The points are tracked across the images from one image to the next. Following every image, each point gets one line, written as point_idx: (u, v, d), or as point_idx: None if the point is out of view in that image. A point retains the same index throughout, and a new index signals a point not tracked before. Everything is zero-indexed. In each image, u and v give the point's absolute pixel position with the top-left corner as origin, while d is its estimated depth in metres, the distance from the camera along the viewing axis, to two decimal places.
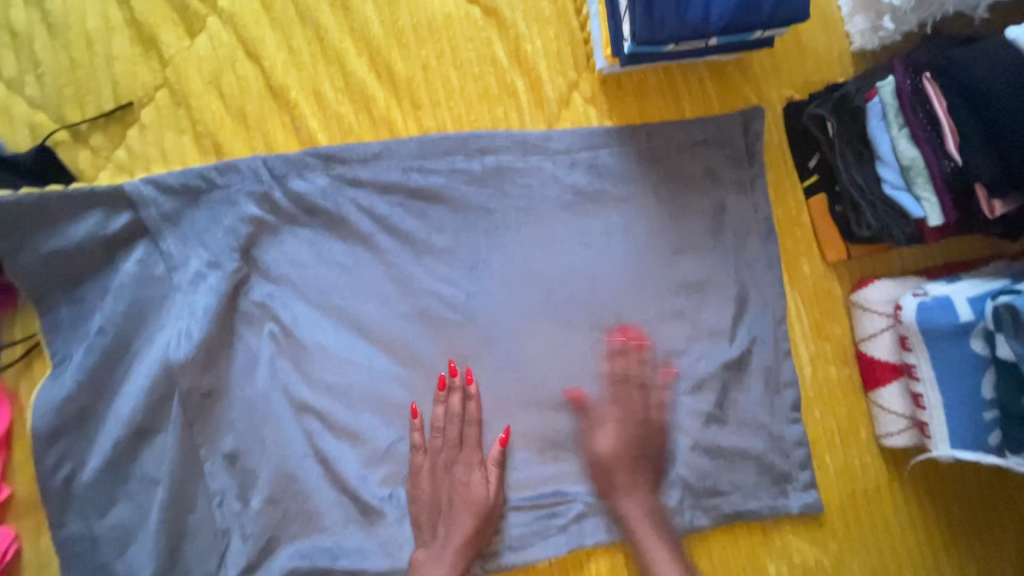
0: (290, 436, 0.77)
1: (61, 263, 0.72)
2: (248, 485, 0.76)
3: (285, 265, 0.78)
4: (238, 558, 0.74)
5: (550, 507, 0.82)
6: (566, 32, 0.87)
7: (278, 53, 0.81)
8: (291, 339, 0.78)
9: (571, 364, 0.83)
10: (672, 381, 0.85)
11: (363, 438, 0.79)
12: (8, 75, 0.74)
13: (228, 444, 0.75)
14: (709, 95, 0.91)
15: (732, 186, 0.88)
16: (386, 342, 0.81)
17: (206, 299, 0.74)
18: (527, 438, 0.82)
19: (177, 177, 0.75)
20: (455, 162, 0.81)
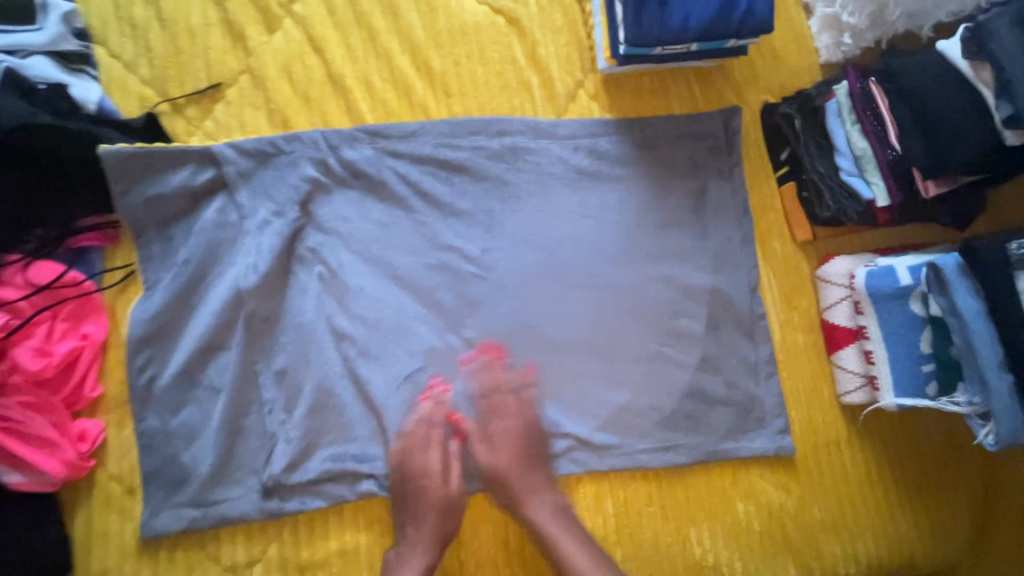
0: (329, 359, 0.92)
1: (157, 206, 0.89)
2: (293, 399, 0.91)
3: (333, 220, 0.95)
4: (281, 458, 0.89)
5: (545, 440, 0.93)
6: (575, 40, 1.04)
7: (338, 48, 0.99)
8: (334, 280, 0.94)
9: (568, 316, 0.97)
10: (654, 335, 0.99)
11: (390, 366, 0.94)
12: (126, 57, 0.93)
13: (280, 363, 0.91)
14: (696, 96, 1.06)
15: (713, 172, 1.03)
16: (415, 290, 0.96)
17: (272, 244, 0.91)
18: (527, 376, 0.95)
19: (253, 143, 0.93)
20: (478, 141, 0.98)
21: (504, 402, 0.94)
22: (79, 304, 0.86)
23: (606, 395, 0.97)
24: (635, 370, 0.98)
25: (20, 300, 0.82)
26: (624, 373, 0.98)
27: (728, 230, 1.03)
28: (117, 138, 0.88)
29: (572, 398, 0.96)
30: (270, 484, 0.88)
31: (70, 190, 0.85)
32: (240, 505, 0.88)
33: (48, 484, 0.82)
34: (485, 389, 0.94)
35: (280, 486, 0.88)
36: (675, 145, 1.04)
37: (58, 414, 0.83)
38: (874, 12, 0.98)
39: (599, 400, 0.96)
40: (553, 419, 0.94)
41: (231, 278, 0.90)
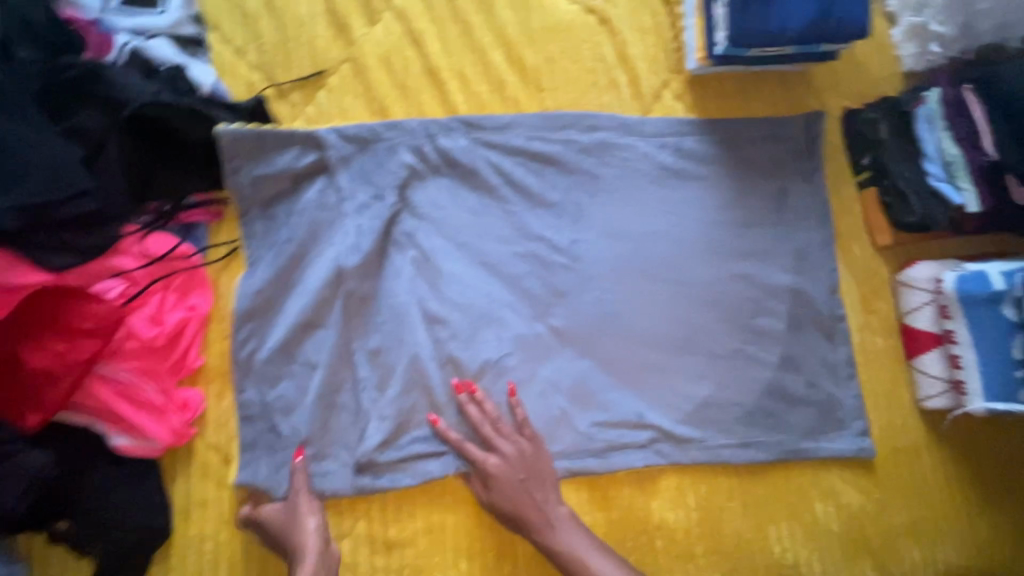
0: (419, 341, 0.93)
1: (264, 185, 0.92)
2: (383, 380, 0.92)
3: (427, 206, 0.97)
4: (374, 437, 0.90)
5: (630, 431, 0.94)
6: (662, 41, 1.06)
7: (435, 41, 1.02)
8: (427, 264, 0.96)
9: (652, 308, 0.98)
10: (736, 331, 1.00)
11: (477, 351, 0.95)
12: (236, 43, 0.97)
13: (373, 343, 0.93)
14: (779, 99, 1.08)
15: (795, 175, 1.05)
16: (504, 277, 0.97)
17: (370, 224, 0.94)
18: (612, 367, 0.96)
19: (354, 128, 0.96)
20: (570, 135, 1.00)
21: (591, 391, 0.95)
22: (189, 277, 0.89)
23: (690, 389, 0.97)
24: (717, 366, 0.99)
25: (136, 269, 0.85)
26: (705, 367, 0.98)
27: (808, 233, 1.04)
28: (233, 119, 0.91)
29: (656, 391, 0.96)
30: (360, 460, 0.89)
31: (187, 167, 0.89)
32: (329, 481, 0.89)
33: (153, 449, 0.84)
34: (570, 377, 0.95)
35: (371, 463, 0.90)
36: (758, 147, 1.05)
37: (166, 381, 0.86)
38: (963, 22, 1.00)
39: (683, 394, 0.97)
40: (638, 411, 0.95)
41: (329, 257, 0.92)
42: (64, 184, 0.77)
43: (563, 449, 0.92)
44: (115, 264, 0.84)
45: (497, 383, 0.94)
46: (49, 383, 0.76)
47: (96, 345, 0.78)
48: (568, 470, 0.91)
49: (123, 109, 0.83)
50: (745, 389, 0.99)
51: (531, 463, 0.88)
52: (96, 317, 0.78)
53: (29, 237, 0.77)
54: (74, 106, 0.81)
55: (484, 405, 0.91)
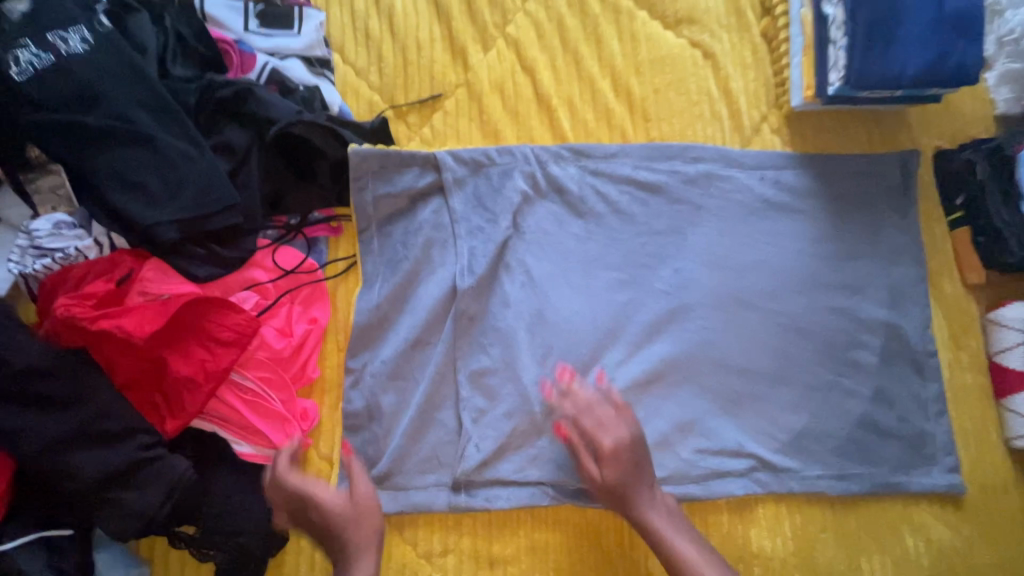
0: (525, 363, 0.95)
1: (386, 204, 0.95)
2: (490, 400, 0.94)
3: (534, 230, 0.99)
4: (474, 457, 0.91)
5: (730, 460, 0.95)
6: (763, 76, 1.08)
7: (546, 70, 1.05)
8: (534, 287, 0.98)
9: (752, 339, 1.00)
10: (833, 365, 1.01)
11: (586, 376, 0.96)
12: (359, 66, 1.00)
13: (482, 361, 0.94)
14: (874, 137, 1.10)
15: (891, 212, 1.07)
16: (608, 301, 0.99)
17: (480, 244, 0.96)
18: (713, 395, 0.98)
19: (469, 152, 0.98)
20: (675, 165, 1.03)
21: (689, 416, 0.96)
22: (312, 291, 0.91)
23: (788, 420, 0.98)
24: (814, 397, 0.99)
25: (267, 281, 0.88)
26: (800, 399, 0.99)
27: (904, 269, 1.05)
28: (358, 139, 0.93)
29: (754, 420, 0.98)
30: (464, 480, 0.91)
31: (314, 183, 0.92)
32: (436, 495, 0.91)
33: (272, 458, 0.85)
34: (674, 403, 0.97)
35: (475, 483, 0.91)
36: (855, 181, 1.07)
37: (287, 392, 0.87)
38: None
39: (782, 424, 0.98)
40: (737, 440, 0.96)
41: (444, 277, 0.96)
42: (214, 200, 0.79)
43: (663, 471, 0.94)
44: (250, 277, 0.87)
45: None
46: (190, 387, 0.78)
47: (233, 354, 0.80)
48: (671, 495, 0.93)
49: (267, 126, 0.87)
50: (842, 422, 0.99)
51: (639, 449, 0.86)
52: (235, 327, 0.80)
53: (184, 249, 0.81)
54: (223, 124, 0.86)
55: (574, 390, 0.91)
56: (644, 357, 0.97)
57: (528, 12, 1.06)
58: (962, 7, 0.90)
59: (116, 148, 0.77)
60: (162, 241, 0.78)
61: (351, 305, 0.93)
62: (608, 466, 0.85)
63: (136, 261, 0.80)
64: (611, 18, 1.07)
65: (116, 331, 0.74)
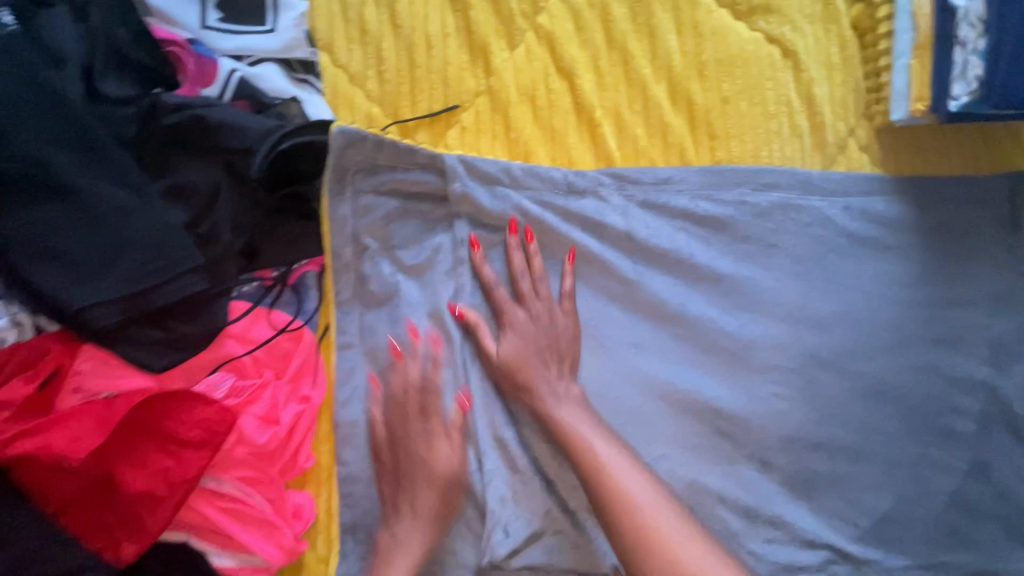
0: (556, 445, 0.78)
1: (382, 233, 0.76)
2: (519, 487, 0.76)
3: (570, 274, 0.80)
4: (503, 544, 0.73)
5: (800, 556, 0.80)
6: (853, 80, 0.88)
7: (586, 72, 0.84)
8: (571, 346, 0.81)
9: (832, 406, 0.83)
10: (924, 434, 0.85)
11: (638, 448, 0.80)
12: (354, 70, 0.79)
13: (509, 434, 0.76)
14: (980, 154, 0.91)
15: (1000, 246, 0.88)
16: (659, 360, 0.82)
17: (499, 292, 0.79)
18: (784, 473, 0.81)
19: (493, 164, 0.78)
20: (743, 194, 0.83)
21: (757, 495, 0.80)
22: (303, 362, 0.73)
23: (873, 498, 0.82)
24: (902, 471, 0.84)
25: (244, 355, 0.69)
26: (885, 475, 0.83)
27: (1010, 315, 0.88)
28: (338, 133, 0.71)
29: (832, 500, 0.82)
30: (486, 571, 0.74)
31: (302, 222, 0.73)
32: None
33: (259, 567, 0.71)
34: (740, 482, 0.81)
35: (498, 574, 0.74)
36: (957, 208, 0.88)
37: (274, 489, 0.71)
38: None
39: (865, 505, 0.82)
40: (813, 528, 0.80)
41: (461, 339, 0.77)
42: (174, 260, 0.62)
43: None
44: (221, 352, 0.69)
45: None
46: (150, 506, 0.62)
47: (203, 458, 0.63)
48: None
49: (243, 159, 0.67)
50: (934, 502, 0.84)
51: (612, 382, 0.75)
52: (203, 424, 0.63)
53: (131, 333, 0.63)
54: (174, 159, 0.66)
55: (529, 257, 0.78)
56: (699, 429, 0.81)
57: None
58: None
59: (33, 208, 0.58)
60: (102, 328, 0.60)
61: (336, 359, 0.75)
62: (512, 338, 0.76)
63: (62, 351, 0.62)
64: (668, 5, 0.86)
65: (44, 451, 0.58)
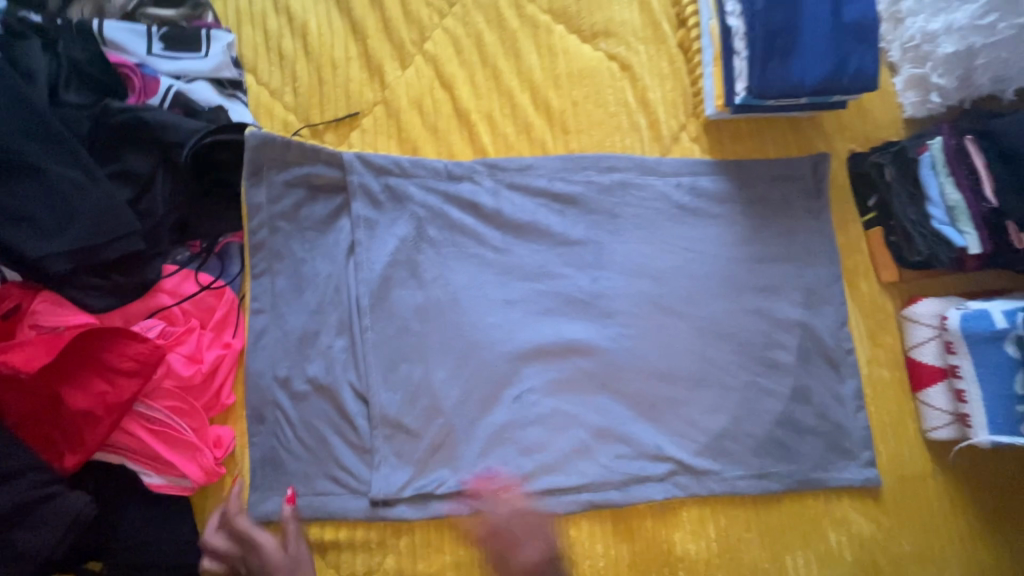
0: (440, 383, 0.95)
1: (292, 212, 0.95)
2: (407, 418, 0.93)
3: (450, 244, 0.99)
4: (389, 474, 0.91)
5: (643, 470, 0.96)
6: (680, 86, 1.11)
7: (465, 86, 1.06)
8: (454, 304, 0.97)
9: (672, 344, 1.02)
10: (751, 368, 1.03)
11: (511, 385, 0.96)
12: (275, 86, 1.00)
13: (406, 369, 0.94)
14: (788, 142, 1.13)
15: (804, 214, 1.09)
16: (527, 312, 0.99)
17: (389, 257, 0.96)
18: (631, 400, 0.99)
19: (383, 158, 0.97)
20: (590, 176, 1.04)
21: (610, 419, 0.97)
22: (225, 315, 0.91)
23: (708, 418, 1.00)
24: (732, 397, 1.02)
25: (175, 306, 0.87)
26: (719, 401, 1.01)
27: (817, 270, 1.08)
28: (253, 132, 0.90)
29: (674, 421, 0.99)
30: (379, 499, 0.90)
31: (226, 203, 0.92)
32: (352, 518, 0.90)
33: (184, 487, 0.85)
34: (596, 410, 0.97)
35: (385, 503, 0.90)
36: (770, 184, 1.09)
37: (199, 420, 0.87)
38: (962, 75, 1.04)
39: (700, 424, 1.00)
40: (657, 444, 0.97)
41: (359, 298, 0.95)
42: (115, 226, 0.80)
43: (583, 478, 0.94)
44: (154, 303, 0.86)
45: (518, 416, 0.96)
46: (90, 422, 0.78)
47: (135, 384, 0.80)
48: (590, 501, 0.94)
49: (176, 150, 0.86)
50: (761, 423, 1.02)
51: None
52: (137, 357, 0.80)
53: (78, 280, 0.80)
54: (118, 151, 0.85)
55: None
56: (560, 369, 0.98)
57: (446, 28, 1.07)
58: (859, 17, 0.94)
59: (3, 185, 0.76)
60: (53, 274, 0.77)
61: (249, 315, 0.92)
62: None
63: (24, 295, 0.81)
64: (529, 33, 1.09)
65: (3, 366, 0.74)
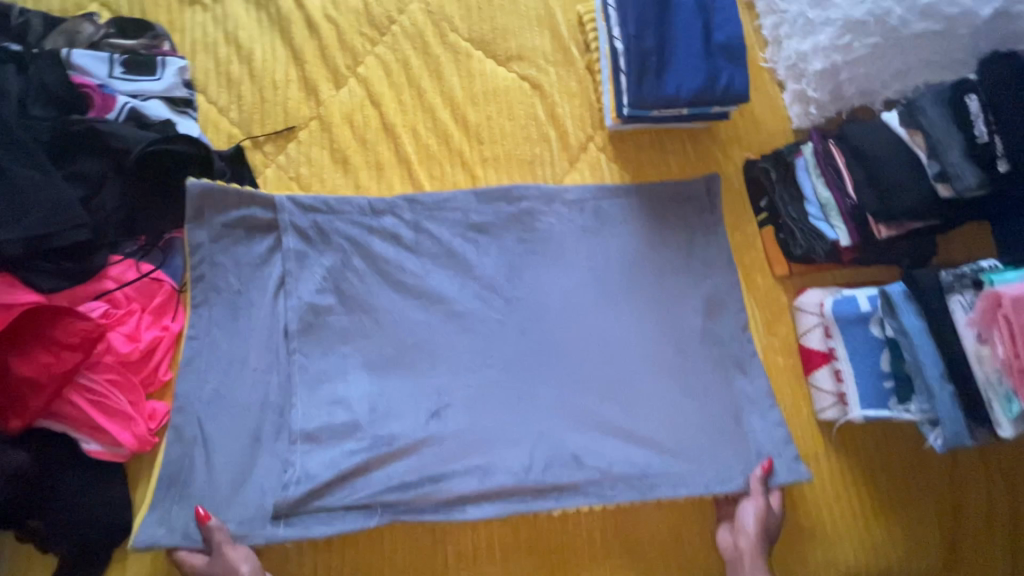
0: (357, 393, 1.03)
1: (228, 246, 1.06)
2: (326, 431, 0.99)
3: (373, 272, 1.09)
4: (298, 487, 0.94)
5: (556, 483, 1.01)
6: (587, 101, 1.24)
7: (392, 103, 1.20)
8: (375, 321, 1.07)
9: (581, 359, 1.09)
10: (657, 382, 1.09)
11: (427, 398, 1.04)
12: (222, 104, 1.15)
13: (327, 368, 1.04)
14: (687, 151, 1.25)
15: (698, 215, 1.20)
16: (445, 331, 1.08)
17: (317, 285, 1.07)
18: (543, 414, 1.05)
19: (310, 198, 1.09)
20: (501, 207, 1.16)
21: (527, 429, 1.04)
22: (164, 301, 1.02)
23: (627, 427, 1.06)
24: (642, 409, 1.07)
25: (117, 291, 0.98)
26: (628, 415, 1.07)
27: (711, 269, 1.18)
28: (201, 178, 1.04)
29: (586, 435, 1.05)
30: (285, 511, 0.93)
31: (170, 204, 1.05)
32: (262, 540, 0.92)
33: (119, 454, 0.95)
34: (511, 425, 1.04)
35: (295, 515, 0.94)
36: (670, 189, 1.21)
37: (136, 394, 0.97)
38: (833, 89, 1.17)
39: (617, 434, 1.06)
40: (570, 454, 1.03)
41: (289, 286, 1.06)
42: (66, 219, 0.93)
43: (496, 492, 0.99)
44: (100, 288, 0.98)
45: (437, 430, 1.02)
46: (34, 389, 0.88)
47: (77, 356, 0.91)
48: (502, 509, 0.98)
49: (125, 156, 1.00)
50: (675, 436, 1.06)
51: (770, 526, 0.99)
52: (81, 332, 0.91)
53: (30, 264, 0.93)
54: (75, 158, 0.98)
55: None
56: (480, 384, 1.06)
57: (377, 54, 1.22)
58: (728, 38, 1.08)
59: None
60: (7, 256, 0.90)
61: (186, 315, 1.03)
62: None
63: None
64: (451, 58, 1.23)
65: None
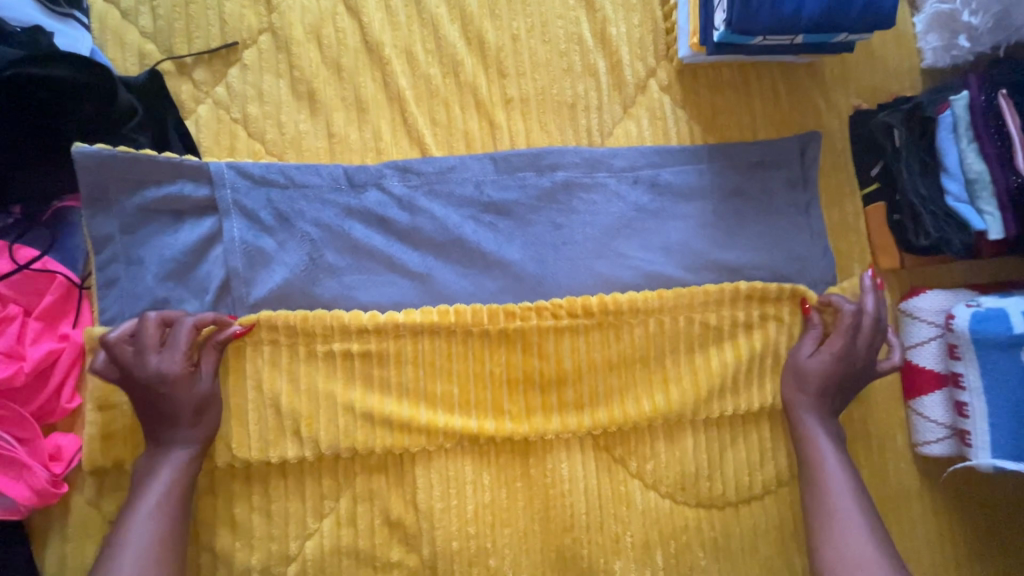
0: (333, 425, 0.76)
1: (147, 233, 0.76)
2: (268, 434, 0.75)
3: (355, 270, 0.80)
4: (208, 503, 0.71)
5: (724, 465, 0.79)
6: (649, 20, 0.90)
7: (377, 12, 0.84)
8: (359, 333, 0.77)
9: (634, 385, 0.83)
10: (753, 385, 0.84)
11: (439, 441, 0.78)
12: (126, 6, 0.80)
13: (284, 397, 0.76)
14: (779, 93, 0.93)
15: (787, 182, 0.90)
16: (449, 349, 0.79)
17: (274, 292, 0.78)
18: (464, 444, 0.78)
19: (259, 167, 0.78)
20: (525, 179, 0.84)
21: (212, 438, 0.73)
22: (59, 299, 0.74)
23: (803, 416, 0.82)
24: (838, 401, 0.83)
25: None
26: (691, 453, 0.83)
27: (802, 257, 0.89)
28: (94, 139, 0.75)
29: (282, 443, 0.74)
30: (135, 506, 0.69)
31: (55, 160, 0.74)
32: None
33: (13, 509, 0.71)
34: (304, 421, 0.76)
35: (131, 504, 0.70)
36: (754, 145, 0.90)
37: (28, 430, 0.71)
38: (999, 13, 0.83)
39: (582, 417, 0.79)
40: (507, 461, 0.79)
41: (242, 279, 0.77)
42: None
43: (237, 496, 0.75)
44: None
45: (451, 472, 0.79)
46: None
47: None
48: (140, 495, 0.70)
49: None
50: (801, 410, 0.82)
51: (854, 364, 0.82)
52: None
53: None
54: None
55: None
56: (498, 427, 0.79)
57: None
58: None
59: None
60: None
61: (96, 312, 0.75)
62: None
63: None
64: None
65: None
